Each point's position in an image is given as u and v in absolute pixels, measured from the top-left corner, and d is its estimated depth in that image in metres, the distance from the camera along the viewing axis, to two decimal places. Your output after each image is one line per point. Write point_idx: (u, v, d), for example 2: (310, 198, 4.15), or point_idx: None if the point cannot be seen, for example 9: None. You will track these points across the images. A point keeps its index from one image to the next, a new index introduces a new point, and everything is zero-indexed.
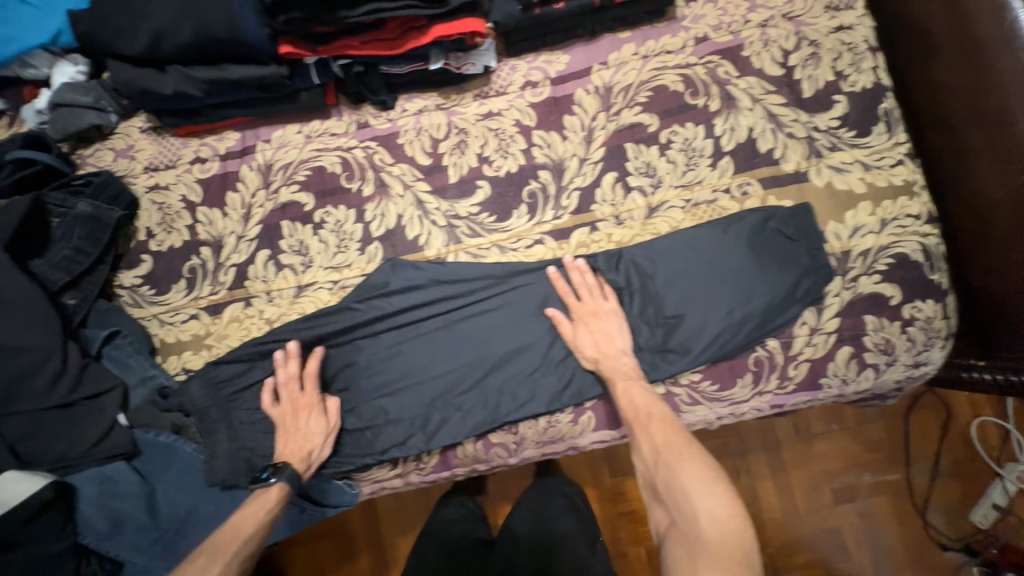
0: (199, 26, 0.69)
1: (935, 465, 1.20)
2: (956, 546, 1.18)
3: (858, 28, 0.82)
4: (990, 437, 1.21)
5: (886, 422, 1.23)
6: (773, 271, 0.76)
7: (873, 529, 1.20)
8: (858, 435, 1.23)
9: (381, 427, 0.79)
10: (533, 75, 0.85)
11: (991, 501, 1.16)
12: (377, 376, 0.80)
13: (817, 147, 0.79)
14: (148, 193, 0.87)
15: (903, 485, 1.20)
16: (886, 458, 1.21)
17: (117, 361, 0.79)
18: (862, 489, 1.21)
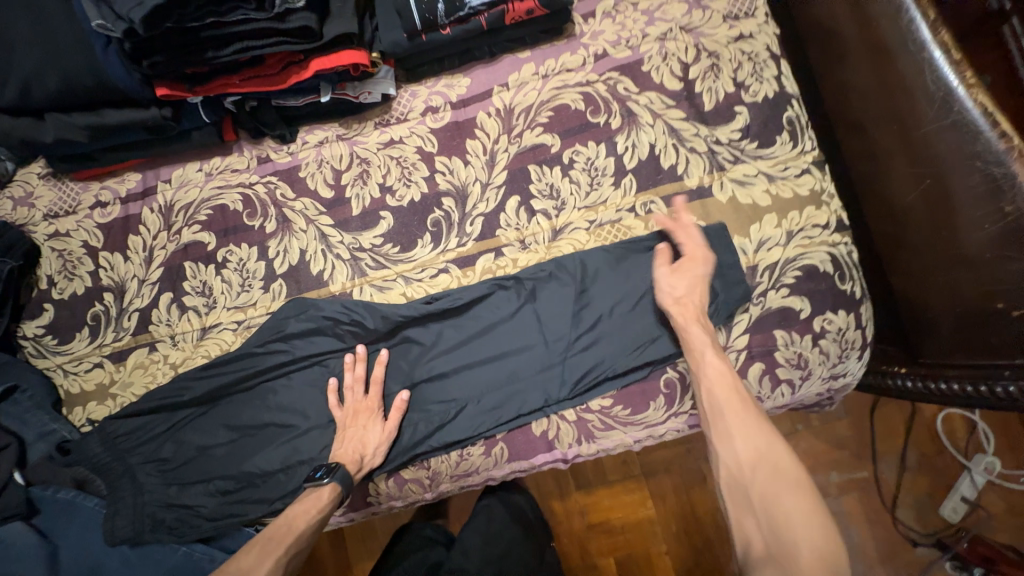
0: (66, 76, 0.68)
1: (903, 459, 1.18)
2: (927, 541, 1.14)
3: (759, 36, 0.80)
4: (957, 428, 1.19)
5: (852, 419, 1.21)
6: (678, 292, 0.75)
7: (845, 529, 1.17)
8: (822, 434, 1.20)
9: (290, 471, 0.77)
10: (434, 100, 0.84)
11: (960, 493, 1.14)
12: (285, 418, 0.78)
13: (719, 161, 0.78)
14: (48, 241, 0.85)
15: (871, 482, 1.18)
16: (853, 456, 1.19)
17: (15, 417, 0.78)
18: (831, 488, 1.19)
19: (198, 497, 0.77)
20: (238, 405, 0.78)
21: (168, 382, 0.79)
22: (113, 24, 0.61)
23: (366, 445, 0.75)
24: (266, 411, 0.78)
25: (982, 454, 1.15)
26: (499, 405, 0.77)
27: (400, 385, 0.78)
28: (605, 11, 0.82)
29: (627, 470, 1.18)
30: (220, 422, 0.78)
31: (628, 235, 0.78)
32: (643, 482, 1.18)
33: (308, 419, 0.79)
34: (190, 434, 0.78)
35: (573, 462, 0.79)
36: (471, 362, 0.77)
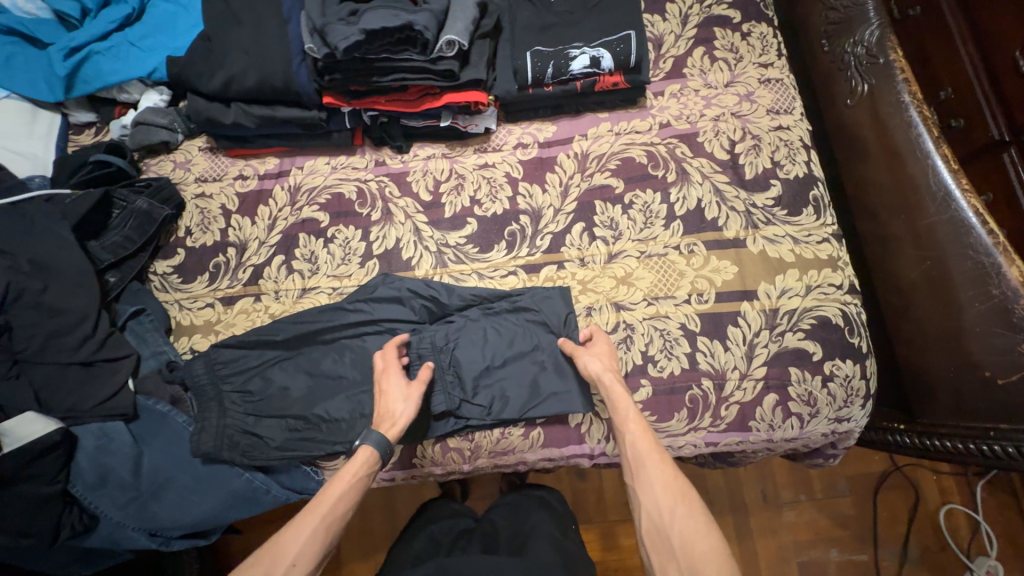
0: (262, 77, 0.88)
1: (903, 549, 1.35)
2: None
3: (795, 129, 0.99)
4: (960, 526, 1.36)
5: (855, 497, 1.40)
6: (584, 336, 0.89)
7: None
8: (824, 509, 1.40)
9: (353, 421, 0.88)
10: (525, 138, 1.03)
11: None
12: (354, 374, 0.90)
13: (754, 220, 0.93)
14: (194, 199, 1.03)
15: (871, 565, 1.35)
16: (854, 536, 1.37)
17: (135, 334, 0.91)
18: (830, 565, 1.35)
19: (271, 429, 0.88)
20: (319, 356, 0.91)
21: (265, 325, 0.93)
22: (318, 47, 0.82)
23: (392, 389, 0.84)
24: (342, 366, 0.91)
25: (985, 557, 1.30)
26: (548, 395, 0.87)
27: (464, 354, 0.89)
28: (672, 93, 1.03)
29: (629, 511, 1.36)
30: (302, 368, 0.90)
31: (672, 268, 0.92)
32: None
33: (374, 378, 0.90)
34: (275, 373, 0.90)
35: (598, 458, 0.89)
36: (515, 351, 0.89)
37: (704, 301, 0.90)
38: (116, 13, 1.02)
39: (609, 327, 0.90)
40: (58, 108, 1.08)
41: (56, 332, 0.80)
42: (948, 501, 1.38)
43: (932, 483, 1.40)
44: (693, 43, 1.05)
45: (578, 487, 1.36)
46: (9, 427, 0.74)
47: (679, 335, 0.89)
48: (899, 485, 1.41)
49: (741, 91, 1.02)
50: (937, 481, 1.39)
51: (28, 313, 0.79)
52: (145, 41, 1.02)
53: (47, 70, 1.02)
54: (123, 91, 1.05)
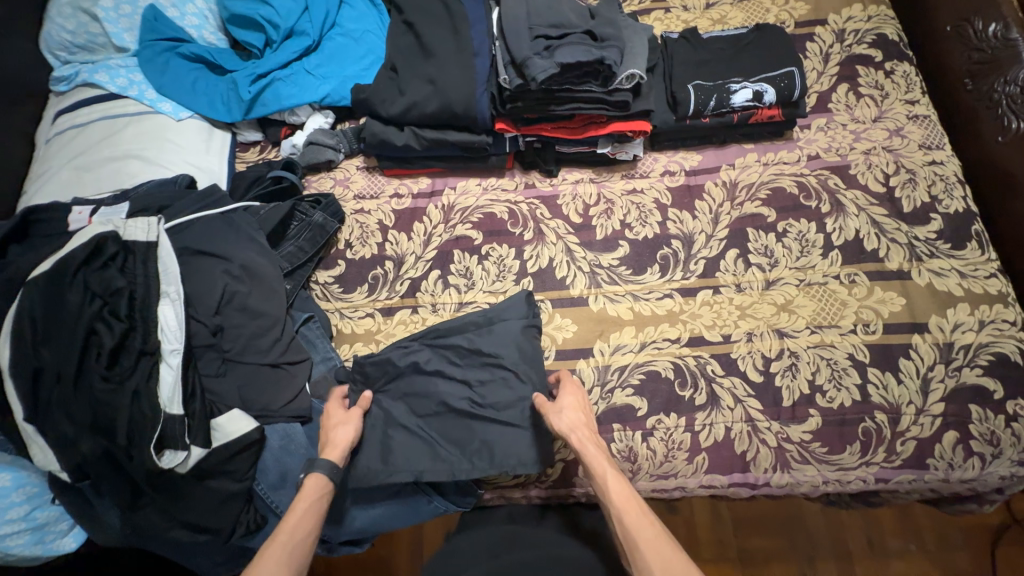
0: (445, 103, 0.95)
1: None
2: None
3: (948, 164, 1.00)
4: None
5: (971, 552, 1.25)
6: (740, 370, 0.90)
7: None
8: (938, 563, 1.25)
9: (507, 444, 0.84)
10: (672, 166, 1.06)
11: None
12: (505, 393, 0.87)
13: (918, 252, 0.93)
14: (353, 214, 1.08)
15: None
16: None
17: (307, 339, 0.94)
18: None
19: (425, 448, 0.84)
20: (464, 373, 0.88)
21: (413, 339, 0.92)
22: (511, 78, 0.90)
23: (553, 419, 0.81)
24: (494, 384, 0.88)
25: None
26: (712, 420, 0.88)
27: (629, 372, 0.92)
28: (819, 126, 1.05)
29: (722, 551, 1.28)
30: (431, 385, 0.88)
31: (834, 297, 0.92)
32: (738, 569, 1.26)
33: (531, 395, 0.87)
34: (416, 385, 0.88)
35: (762, 488, 0.86)
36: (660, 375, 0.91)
37: (872, 332, 0.89)
38: (298, 45, 1.11)
39: (772, 353, 0.90)
40: (229, 127, 1.16)
41: (256, 333, 0.84)
42: None
43: None
44: (836, 80, 1.08)
45: (668, 519, 1.30)
46: (221, 423, 0.77)
47: (848, 366, 0.88)
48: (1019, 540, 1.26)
49: (890, 126, 1.03)
50: None
51: (235, 315, 0.84)
52: (320, 70, 1.11)
53: (229, 94, 1.12)
54: (294, 113, 1.13)
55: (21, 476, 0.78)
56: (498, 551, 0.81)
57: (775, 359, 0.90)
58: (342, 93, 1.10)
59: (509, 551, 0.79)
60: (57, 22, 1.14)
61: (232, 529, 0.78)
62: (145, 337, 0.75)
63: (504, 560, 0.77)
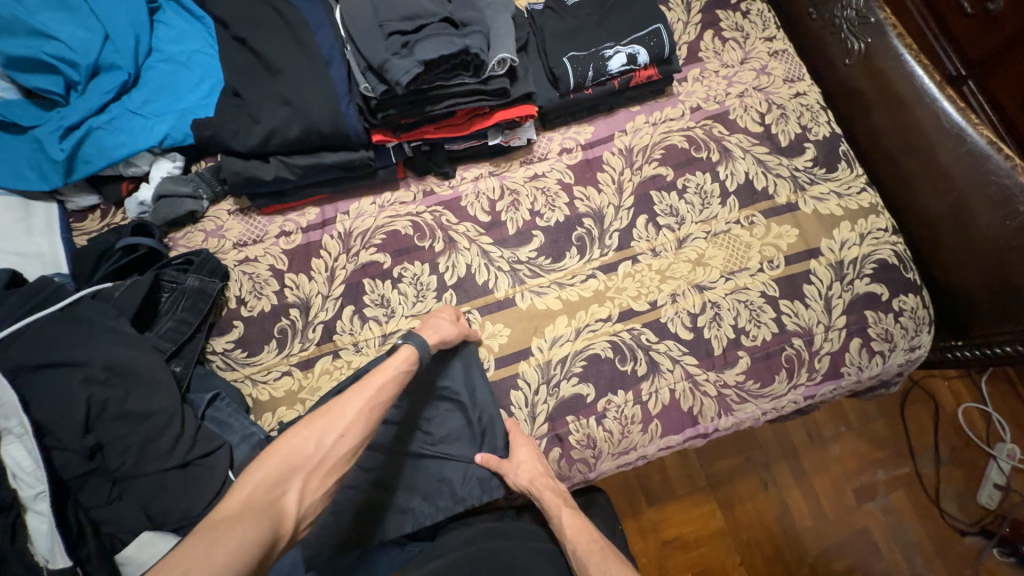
0: (308, 124, 0.84)
1: (937, 454, 1.35)
2: (973, 530, 1.29)
3: (811, 94, 1.06)
4: (977, 423, 1.38)
5: (886, 418, 1.39)
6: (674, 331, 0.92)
7: (900, 525, 1.30)
8: (864, 436, 1.37)
9: (470, 469, 0.84)
10: (567, 143, 1.04)
11: (992, 482, 1.30)
12: (453, 422, 0.86)
13: (800, 182, 1.00)
14: (238, 266, 0.95)
15: (915, 477, 1.34)
16: (895, 454, 1.35)
17: (218, 421, 0.83)
18: (880, 487, 1.33)
19: (385, 506, 0.81)
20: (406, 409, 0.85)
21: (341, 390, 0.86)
22: (373, 85, 0.81)
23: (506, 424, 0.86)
24: (441, 416, 0.86)
25: (1004, 443, 1.33)
26: (657, 386, 0.90)
27: (572, 362, 0.91)
28: (695, 77, 1.07)
29: (695, 481, 1.31)
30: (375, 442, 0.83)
31: (739, 241, 0.97)
32: (709, 492, 1.31)
33: (481, 411, 0.86)
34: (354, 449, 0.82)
35: (713, 434, 0.91)
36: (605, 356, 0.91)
37: (776, 266, 0.95)
38: (111, 82, 0.92)
39: (696, 309, 0.93)
40: (52, 196, 0.95)
41: (148, 439, 0.71)
42: (961, 401, 1.40)
43: (943, 386, 1.42)
44: (701, 28, 1.10)
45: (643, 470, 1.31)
46: (130, 555, 0.67)
47: (762, 303, 0.94)
48: (918, 396, 1.41)
49: (756, 66, 1.08)
50: (947, 383, 1.41)
51: (113, 426, 0.70)
52: (149, 107, 0.94)
53: (35, 155, 0.91)
54: (131, 165, 0.95)
55: None
56: (491, 534, 0.80)
57: (700, 314, 0.93)
58: (183, 130, 0.94)
59: (501, 540, 0.79)
60: None
61: None
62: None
63: (499, 546, 0.78)
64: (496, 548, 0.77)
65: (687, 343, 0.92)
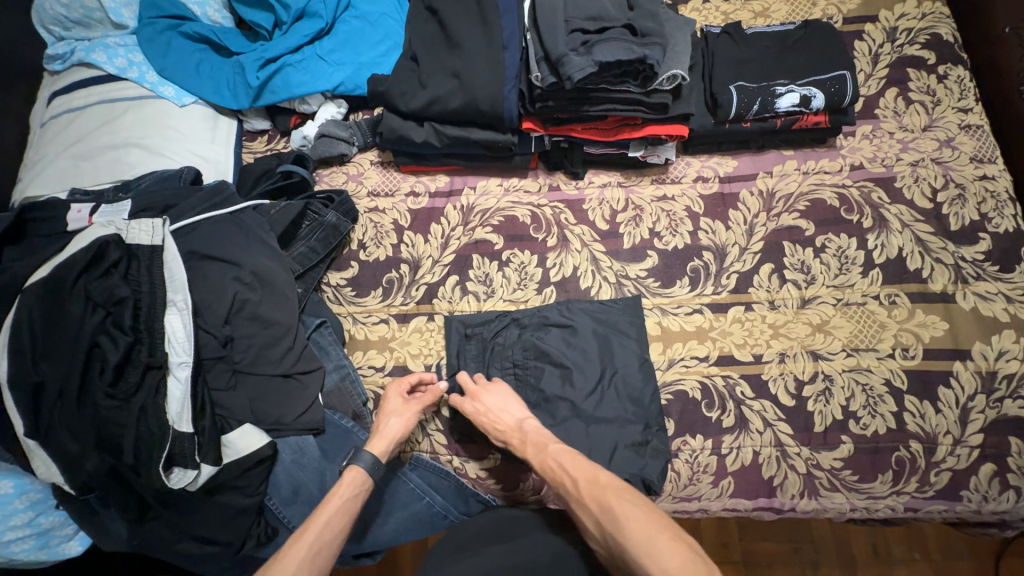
0: (469, 99, 0.89)
1: None
2: None
3: (1000, 180, 0.94)
4: None
5: (974, 561, 1.17)
6: (773, 393, 0.86)
7: None
8: (941, 572, 1.16)
9: (614, 451, 0.82)
10: (705, 172, 1.00)
11: None
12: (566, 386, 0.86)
13: (963, 274, 0.88)
14: (367, 213, 1.03)
15: None
16: None
17: (319, 346, 0.90)
18: None
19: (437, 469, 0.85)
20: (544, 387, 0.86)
21: (468, 330, 0.93)
22: (544, 76, 0.83)
23: (553, 448, 0.76)
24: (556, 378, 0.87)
25: None
26: (740, 443, 0.84)
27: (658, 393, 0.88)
28: (864, 134, 0.99)
29: (728, 553, 1.18)
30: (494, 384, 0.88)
31: (873, 318, 0.88)
32: (742, 573, 1.17)
33: (644, 415, 0.85)
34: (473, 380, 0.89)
35: (787, 514, 0.83)
36: (693, 396, 0.87)
37: (911, 357, 0.85)
38: (310, 28, 1.04)
39: (805, 376, 0.86)
40: (235, 114, 1.09)
41: (267, 344, 0.79)
42: None
43: None
44: (885, 84, 1.01)
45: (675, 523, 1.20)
46: (233, 439, 0.74)
47: (884, 392, 0.84)
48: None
49: (941, 136, 0.97)
50: None
51: (246, 324, 0.79)
52: (333, 55, 1.04)
53: (235, 79, 1.05)
54: (304, 103, 1.06)
55: (24, 482, 0.73)
56: (503, 534, 0.78)
57: (807, 383, 0.86)
58: (356, 81, 1.03)
59: (522, 537, 0.77)
60: None
61: (243, 541, 0.74)
62: (152, 350, 0.71)
63: (514, 548, 0.75)
64: (512, 549, 0.74)
65: (784, 410, 0.85)
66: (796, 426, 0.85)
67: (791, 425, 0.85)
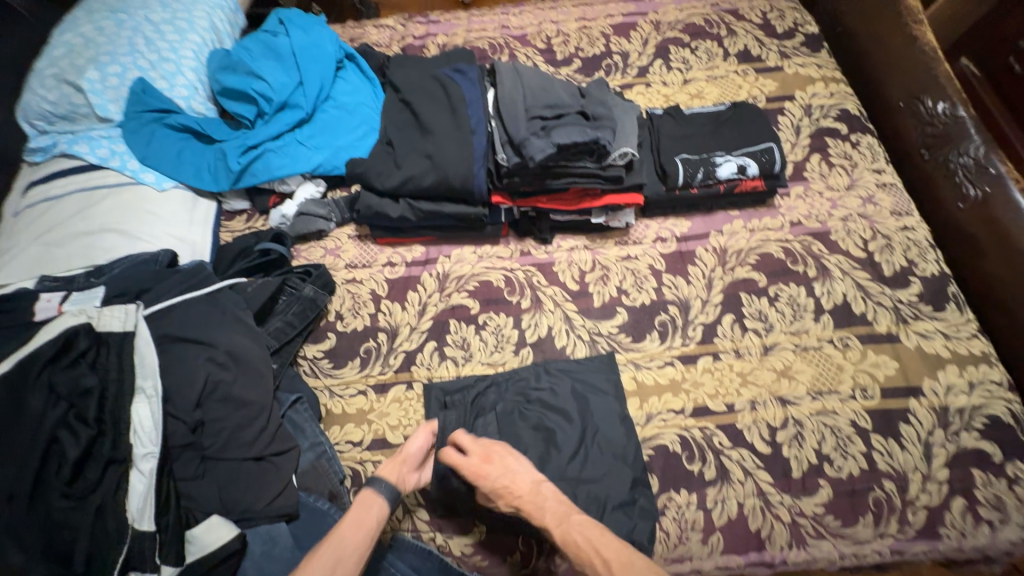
0: (441, 177, 0.96)
1: None
2: None
3: (919, 229, 1.06)
4: None
5: None
6: (750, 441, 0.88)
7: None
8: None
9: (602, 514, 0.82)
10: (663, 233, 1.09)
11: None
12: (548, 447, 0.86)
13: (903, 315, 0.97)
14: (344, 284, 1.05)
15: None
16: None
17: (295, 423, 0.87)
18: None
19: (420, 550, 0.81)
20: (526, 448, 0.86)
21: (446, 397, 0.93)
22: (510, 157, 0.92)
23: (576, 519, 0.75)
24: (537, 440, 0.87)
25: None
26: (723, 495, 0.85)
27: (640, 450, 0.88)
28: (798, 194, 1.11)
29: None
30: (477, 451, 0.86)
31: (830, 361, 0.93)
32: None
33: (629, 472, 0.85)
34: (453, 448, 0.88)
35: (779, 567, 0.82)
36: (674, 449, 0.88)
37: (870, 396, 0.90)
38: (291, 117, 1.12)
39: (776, 422, 0.89)
40: (214, 196, 1.13)
41: (240, 425, 0.77)
42: None
43: None
44: (809, 151, 1.16)
45: None
46: (199, 534, 0.70)
47: (851, 433, 0.88)
48: None
49: (862, 194, 1.10)
50: None
51: (217, 406, 0.77)
52: (312, 140, 1.11)
53: (216, 164, 1.10)
54: (283, 183, 1.11)
55: None
56: None
57: (779, 429, 0.89)
58: (334, 162, 1.10)
59: None
60: (37, 92, 1.11)
61: None
62: (116, 443, 0.68)
63: None
64: None
65: (761, 456, 0.87)
66: (774, 473, 0.86)
67: (770, 472, 0.86)
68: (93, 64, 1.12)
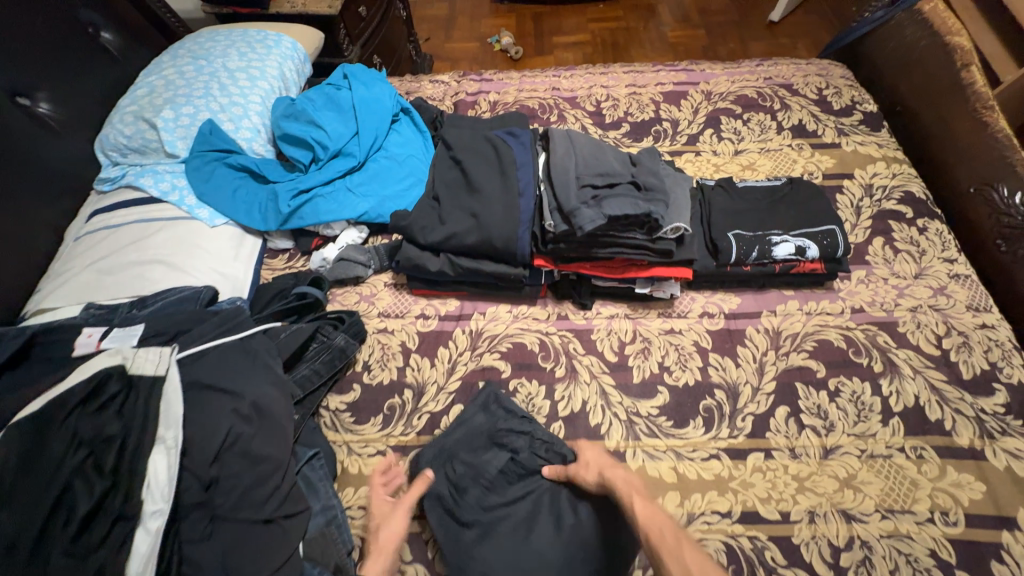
0: (485, 237, 0.94)
1: None
2: None
3: (1001, 329, 0.95)
4: None
5: None
6: (808, 561, 0.77)
7: None
8: None
9: None
10: (710, 307, 1.03)
11: None
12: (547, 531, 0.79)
13: (987, 428, 0.85)
14: (375, 333, 1.03)
15: None
16: None
17: (308, 481, 0.83)
18: None
19: None
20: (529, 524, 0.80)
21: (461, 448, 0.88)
22: (557, 224, 0.90)
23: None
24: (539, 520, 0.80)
25: None
26: None
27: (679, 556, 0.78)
28: (860, 278, 1.03)
29: None
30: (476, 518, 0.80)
31: (902, 474, 0.83)
32: None
33: None
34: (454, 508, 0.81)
35: None
36: (719, 560, 0.78)
37: (952, 523, 0.78)
38: (343, 165, 1.15)
39: (840, 541, 0.78)
40: (261, 234, 1.16)
41: (253, 483, 0.72)
42: None
43: None
44: (871, 234, 1.09)
45: None
46: None
47: (931, 566, 0.75)
48: None
49: (933, 284, 1.01)
50: None
51: (234, 462, 0.73)
52: (361, 188, 1.13)
53: (267, 204, 1.13)
54: (328, 227, 1.13)
55: None
56: None
57: (843, 550, 0.78)
58: (379, 211, 1.11)
59: None
60: (117, 127, 1.19)
61: None
62: (127, 497, 0.65)
63: None
64: None
65: None
66: None
67: None
68: (170, 105, 1.19)
